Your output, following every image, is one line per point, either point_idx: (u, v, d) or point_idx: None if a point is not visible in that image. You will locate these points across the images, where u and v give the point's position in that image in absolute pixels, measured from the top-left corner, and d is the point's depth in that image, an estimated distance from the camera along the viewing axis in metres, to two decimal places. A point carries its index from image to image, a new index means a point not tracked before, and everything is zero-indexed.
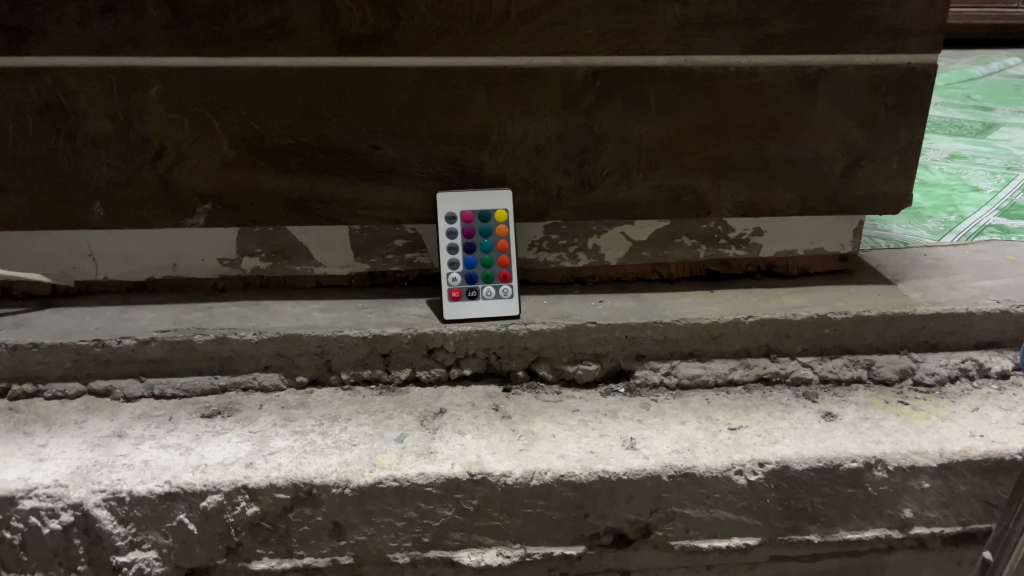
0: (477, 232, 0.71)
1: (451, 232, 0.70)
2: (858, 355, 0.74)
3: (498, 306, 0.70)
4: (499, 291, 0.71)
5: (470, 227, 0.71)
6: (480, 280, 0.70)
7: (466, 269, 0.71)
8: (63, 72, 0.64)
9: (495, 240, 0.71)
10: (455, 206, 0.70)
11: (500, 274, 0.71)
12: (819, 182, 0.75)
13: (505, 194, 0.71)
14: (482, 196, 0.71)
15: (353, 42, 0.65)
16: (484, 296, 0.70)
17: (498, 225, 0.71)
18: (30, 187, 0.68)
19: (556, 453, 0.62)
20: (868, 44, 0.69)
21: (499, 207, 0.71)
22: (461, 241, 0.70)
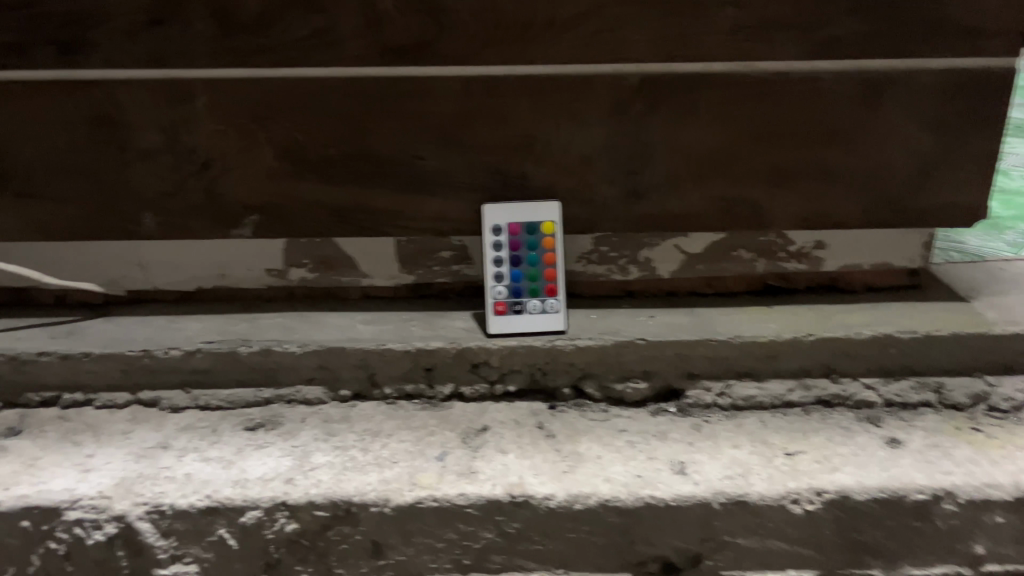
0: (523, 244, 0.69)
1: (495, 244, 0.68)
2: (927, 377, 0.70)
3: (543, 321, 0.69)
4: (545, 306, 0.69)
5: (515, 240, 0.69)
6: (526, 294, 0.69)
7: (510, 283, 0.69)
8: (114, 85, 0.65)
9: (542, 253, 0.69)
10: (500, 218, 0.68)
11: (546, 288, 0.69)
12: (886, 194, 0.70)
13: (553, 206, 0.68)
14: (528, 208, 0.68)
15: (398, 52, 0.64)
16: (529, 311, 0.69)
17: (544, 238, 0.69)
18: (83, 198, 0.69)
19: (601, 476, 0.60)
20: (940, 48, 0.64)
21: (546, 219, 0.69)
22: (506, 253, 0.69)
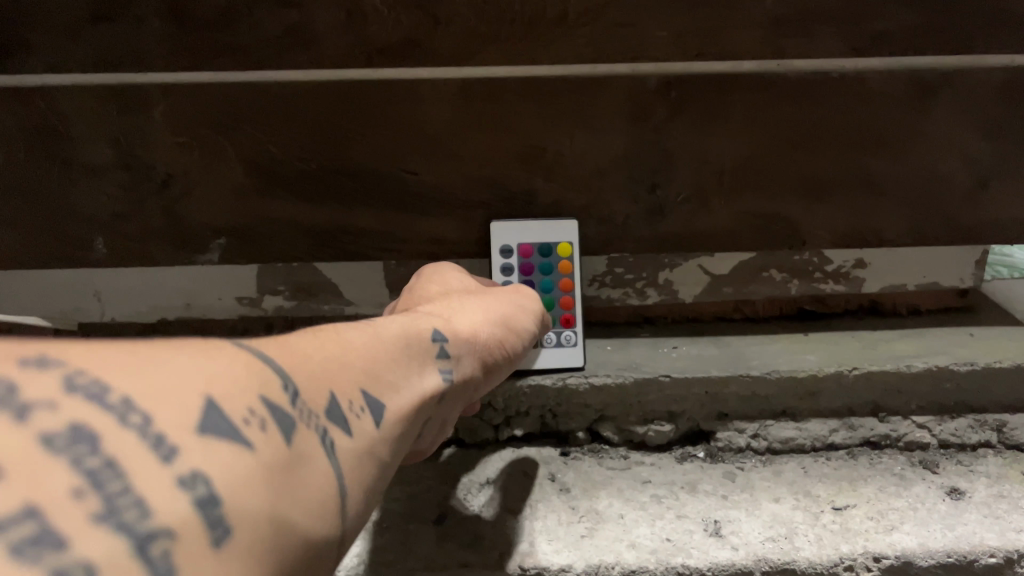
0: (534, 269, 0.61)
1: (504, 268, 0.61)
2: (986, 413, 0.62)
3: (561, 355, 0.60)
4: (562, 338, 0.60)
5: (525, 263, 0.61)
6: None
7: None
8: (56, 91, 0.56)
9: (557, 278, 0.61)
10: (508, 239, 0.61)
11: (562, 318, 0.60)
12: (936, 207, 0.63)
13: (569, 224, 0.61)
14: (540, 227, 0.61)
15: (383, 51, 0.55)
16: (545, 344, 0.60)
17: (558, 262, 0.61)
18: (21, 222, 0.60)
19: (625, 541, 0.52)
20: (1000, 44, 0.56)
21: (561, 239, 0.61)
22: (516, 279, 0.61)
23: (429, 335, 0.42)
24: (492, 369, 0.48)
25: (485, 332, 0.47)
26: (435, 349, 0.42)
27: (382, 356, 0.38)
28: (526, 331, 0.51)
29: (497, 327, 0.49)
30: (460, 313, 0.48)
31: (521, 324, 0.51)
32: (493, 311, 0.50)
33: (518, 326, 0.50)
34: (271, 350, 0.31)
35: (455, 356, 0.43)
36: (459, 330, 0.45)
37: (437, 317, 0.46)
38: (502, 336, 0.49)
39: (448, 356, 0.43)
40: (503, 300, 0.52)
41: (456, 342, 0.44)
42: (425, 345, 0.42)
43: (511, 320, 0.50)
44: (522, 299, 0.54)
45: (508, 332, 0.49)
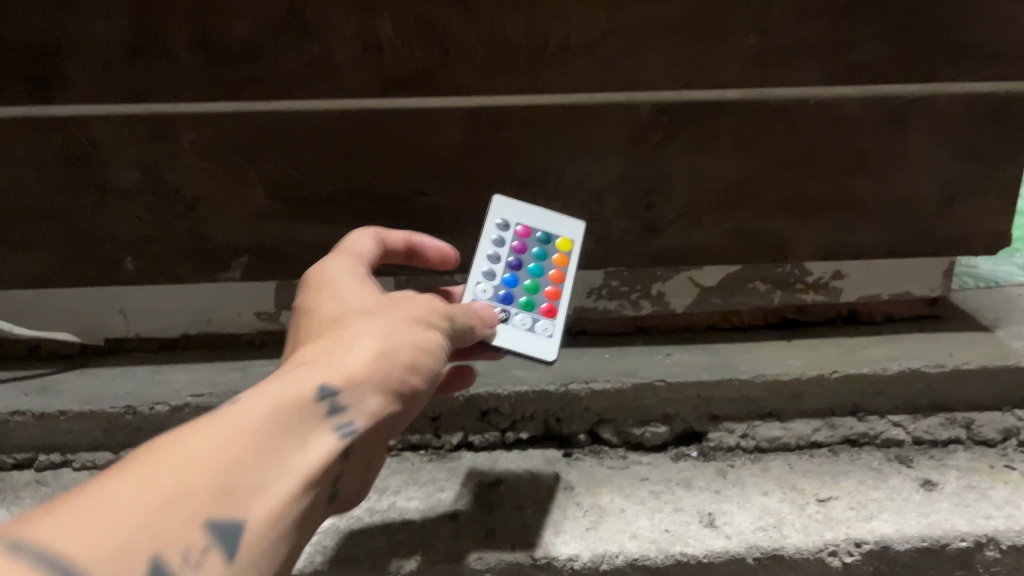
0: (531, 252, 0.61)
1: (498, 241, 0.60)
2: (956, 412, 0.67)
3: (522, 342, 0.56)
4: (531, 328, 0.57)
5: (521, 246, 0.61)
6: (517, 304, 0.58)
7: (502, 285, 0.59)
8: (90, 121, 0.60)
9: (548, 266, 0.61)
10: (511, 216, 0.62)
11: (543, 307, 0.58)
12: (908, 223, 0.68)
13: (578, 223, 0.63)
14: (544, 217, 0.62)
15: (398, 82, 0.59)
16: (508, 322, 0.56)
17: (556, 255, 0.61)
18: (54, 243, 0.64)
19: (627, 532, 0.56)
20: (965, 72, 0.61)
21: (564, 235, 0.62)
22: (506, 255, 0.60)
23: (310, 393, 0.38)
24: (413, 404, 0.44)
25: (391, 368, 0.42)
26: (319, 408, 0.38)
27: (259, 441, 0.35)
28: (437, 346, 0.45)
29: (407, 358, 0.43)
30: (360, 350, 0.41)
31: (428, 341, 0.44)
32: (396, 342, 0.42)
33: (428, 345, 0.44)
34: (53, 543, 0.28)
35: (348, 407, 0.39)
36: (352, 375, 0.40)
37: (326, 368, 0.40)
38: (411, 366, 0.43)
39: (340, 409, 0.39)
40: (406, 318, 0.44)
41: (348, 386, 0.40)
42: (308, 409, 0.38)
43: (417, 339, 0.43)
44: (430, 310, 0.46)
45: (420, 355, 0.43)
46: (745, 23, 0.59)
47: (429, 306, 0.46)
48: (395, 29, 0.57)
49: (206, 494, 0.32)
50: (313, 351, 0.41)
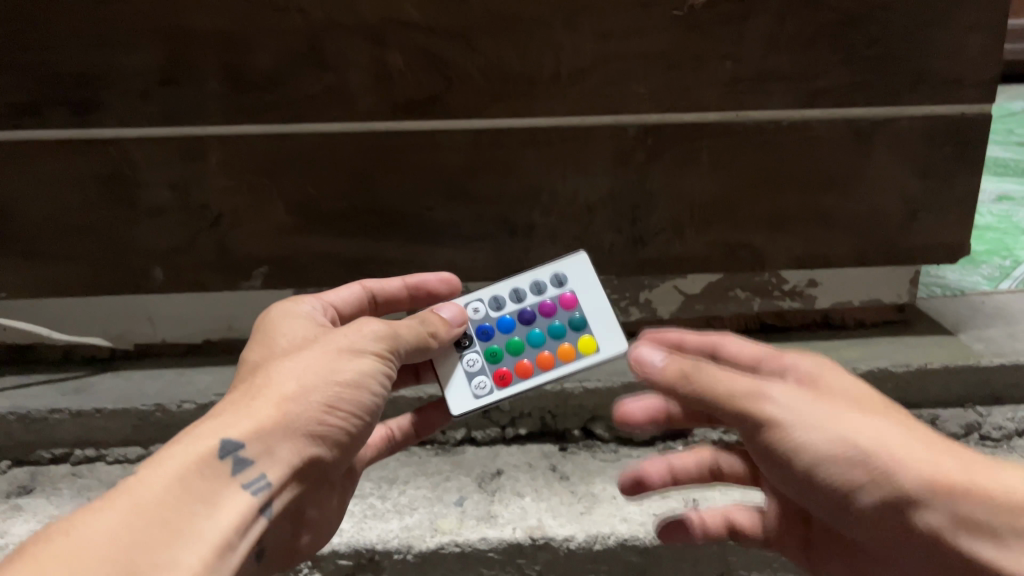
0: (558, 319, 0.59)
1: (537, 287, 0.60)
2: (922, 409, 0.73)
3: (454, 379, 0.57)
4: (469, 377, 0.57)
5: (554, 307, 0.59)
6: (485, 344, 0.58)
7: (495, 319, 0.59)
8: (125, 142, 0.65)
9: (557, 344, 0.58)
10: (570, 278, 0.60)
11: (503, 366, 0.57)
12: (874, 235, 0.74)
13: (617, 347, 0.57)
14: (596, 308, 0.58)
15: (406, 106, 0.65)
16: (461, 350, 0.57)
17: (574, 344, 0.57)
18: (91, 255, 0.70)
19: (618, 516, 0.62)
20: (922, 96, 0.68)
21: (593, 339, 0.57)
22: (530, 302, 0.59)
23: (215, 452, 0.40)
24: (338, 444, 0.46)
25: (304, 413, 0.43)
26: (225, 466, 0.40)
27: (167, 505, 0.37)
28: (366, 375, 0.47)
29: (322, 398, 0.44)
30: (272, 398, 0.43)
31: (350, 375, 0.46)
32: (309, 386, 0.44)
33: (349, 380, 0.46)
34: None
35: (264, 455, 0.41)
36: (259, 426, 0.42)
37: (236, 420, 0.42)
38: (329, 404, 0.44)
39: (250, 458, 0.41)
40: (325, 359, 0.46)
41: (256, 438, 0.41)
42: (214, 467, 0.40)
43: (335, 376, 0.45)
44: (355, 341, 0.47)
45: (341, 392, 0.45)
46: (722, 52, 0.65)
47: (356, 338, 0.48)
48: (404, 58, 0.63)
49: (110, 572, 0.33)
50: (231, 402, 0.44)
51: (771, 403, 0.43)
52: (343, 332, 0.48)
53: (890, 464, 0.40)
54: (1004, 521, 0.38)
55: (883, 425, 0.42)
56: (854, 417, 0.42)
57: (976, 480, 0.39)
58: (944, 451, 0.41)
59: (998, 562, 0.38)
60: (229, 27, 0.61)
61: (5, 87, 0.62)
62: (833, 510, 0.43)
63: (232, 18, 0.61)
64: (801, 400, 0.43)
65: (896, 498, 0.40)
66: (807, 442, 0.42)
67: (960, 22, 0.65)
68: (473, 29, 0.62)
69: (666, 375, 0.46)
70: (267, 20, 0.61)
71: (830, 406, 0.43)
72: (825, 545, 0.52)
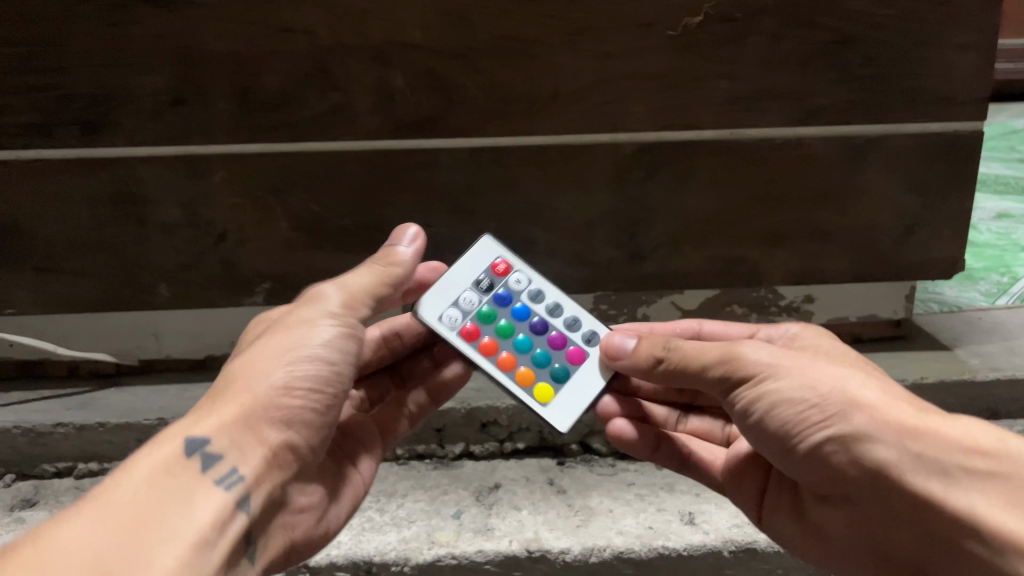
0: (555, 360, 0.58)
1: (570, 324, 0.59)
2: None
3: (449, 291, 0.59)
4: (457, 303, 0.59)
5: (561, 350, 0.59)
6: (494, 311, 0.59)
7: (522, 302, 0.60)
8: (134, 161, 0.67)
9: (534, 372, 0.58)
10: (599, 343, 0.58)
11: (490, 339, 0.58)
12: (871, 251, 0.75)
13: (561, 422, 0.56)
14: (585, 380, 0.57)
15: (409, 125, 0.67)
16: (476, 289, 0.60)
17: (537, 383, 0.57)
18: (100, 271, 0.71)
19: (614, 529, 0.62)
20: (915, 114, 0.69)
21: (553, 396, 0.57)
22: (554, 324, 0.59)
23: (180, 452, 0.41)
24: (312, 418, 0.47)
25: (264, 393, 0.45)
26: (194, 464, 0.41)
27: (136, 504, 0.38)
28: (327, 345, 0.48)
29: (279, 375, 0.46)
30: (233, 392, 0.45)
31: (306, 347, 0.47)
32: (264, 370, 0.46)
33: (305, 354, 0.47)
34: None
35: (227, 437, 0.43)
36: (222, 420, 0.43)
37: (200, 420, 0.43)
38: (288, 380, 0.46)
39: (214, 448, 0.42)
40: (277, 340, 0.47)
41: (222, 432, 0.43)
42: (182, 467, 0.41)
43: (290, 351, 0.47)
44: (307, 318, 0.49)
45: (299, 364, 0.46)
46: (718, 72, 0.66)
47: (308, 314, 0.49)
48: (407, 79, 0.65)
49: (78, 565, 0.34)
50: (197, 407, 0.45)
51: (743, 354, 0.47)
52: (293, 313, 0.50)
53: (850, 406, 0.43)
54: (952, 458, 0.41)
55: (848, 375, 0.45)
56: (819, 367, 0.45)
57: (932, 426, 0.42)
58: (902, 399, 0.44)
59: (948, 499, 0.40)
60: (237, 49, 0.63)
61: (19, 107, 0.64)
62: (789, 452, 0.46)
63: (239, 40, 0.62)
64: (772, 353, 0.47)
65: (853, 433, 0.42)
66: (777, 390, 0.45)
67: (953, 41, 0.66)
68: (474, 50, 0.64)
69: (643, 350, 0.52)
70: (274, 42, 0.63)
71: (799, 357, 0.46)
72: (772, 511, 0.56)
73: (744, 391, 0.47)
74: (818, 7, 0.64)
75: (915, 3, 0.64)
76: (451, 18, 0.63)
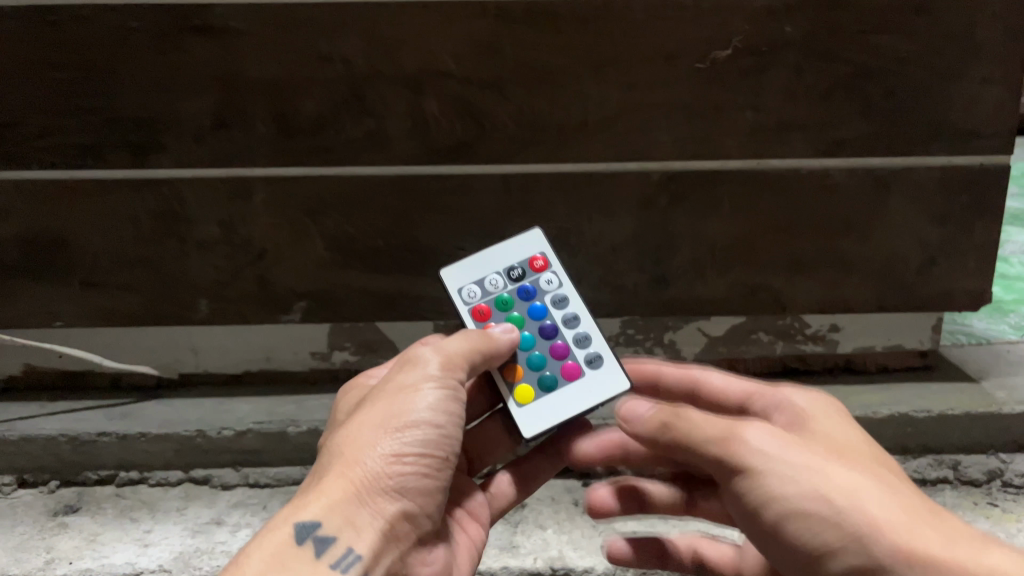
0: (550, 367, 0.59)
1: (578, 339, 0.60)
2: (943, 454, 0.74)
3: (479, 269, 0.62)
4: (482, 281, 0.62)
5: (559, 361, 0.59)
6: (501, 311, 0.61)
7: (544, 301, 0.61)
8: (179, 182, 0.70)
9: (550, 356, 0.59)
10: (564, 394, 0.58)
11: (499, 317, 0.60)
12: (894, 280, 0.76)
13: (618, 388, 0.58)
14: (567, 403, 0.58)
15: (441, 151, 0.69)
16: (505, 276, 0.62)
17: (521, 383, 0.58)
18: (143, 286, 0.74)
19: (638, 550, 0.64)
20: (938, 146, 0.70)
21: (606, 388, 0.58)
22: (564, 334, 0.60)
23: (294, 541, 0.45)
24: (425, 489, 0.49)
25: (373, 470, 0.47)
26: (308, 551, 0.44)
27: None
28: (431, 409, 0.49)
29: (387, 449, 0.48)
30: (339, 469, 0.47)
31: (410, 417, 0.49)
32: (370, 443, 0.48)
33: (413, 420, 0.49)
34: None
35: (339, 526, 0.45)
36: (332, 503, 0.46)
37: (310, 500, 0.46)
38: (397, 452, 0.48)
39: (324, 538, 0.45)
40: (381, 410, 0.49)
41: (333, 514, 0.45)
42: (295, 555, 0.44)
43: (394, 421, 0.49)
44: (406, 382, 0.51)
45: (406, 433, 0.48)
46: (742, 103, 0.67)
47: (410, 376, 0.51)
48: (440, 106, 0.67)
49: None
50: (310, 481, 0.48)
51: (745, 445, 0.45)
52: (394, 378, 0.51)
53: (870, 531, 0.41)
54: None
55: (864, 483, 0.43)
56: (833, 471, 0.43)
57: (960, 558, 0.40)
58: (926, 518, 0.42)
59: None
60: (279, 76, 0.66)
61: (73, 129, 0.67)
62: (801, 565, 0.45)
63: (280, 68, 0.65)
64: (779, 444, 0.45)
65: (876, 564, 0.41)
66: (784, 496, 0.43)
67: (975, 76, 0.67)
68: (504, 79, 0.66)
69: (656, 417, 0.49)
70: (314, 69, 0.65)
71: (806, 455, 0.44)
72: None
73: (748, 491, 0.45)
74: (841, 41, 0.65)
75: (937, 39, 0.65)
76: (482, 48, 0.65)
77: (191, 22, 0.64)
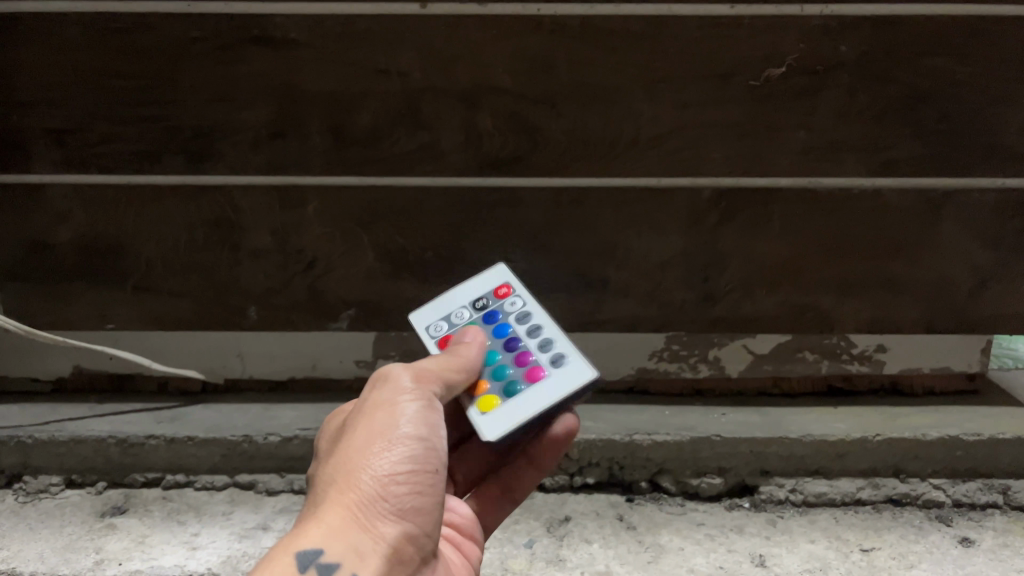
0: (514, 374, 0.57)
1: (541, 345, 0.59)
2: (993, 479, 0.73)
3: (443, 307, 0.63)
4: (448, 316, 0.63)
5: (522, 368, 0.58)
6: None
7: (508, 320, 0.61)
8: (234, 190, 0.71)
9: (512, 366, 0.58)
10: (530, 396, 0.56)
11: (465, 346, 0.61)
12: (943, 303, 0.75)
13: (586, 377, 0.56)
14: (533, 403, 0.55)
15: (493, 164, 0.69)
16: (470, 308, 0.63)
17: (484, 393, 0.56)
18: (195, 292, 0.75)
19: (685, 567, 0.63)
20: (993, 168, 0.69)
21: (572, 379, 0.56)
22: (526, 343, 0.59)
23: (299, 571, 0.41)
24: (421, 507, 0.46)
25: (367, 491, 0.45)
26: None
27: None
28: (412, 424, 0.48)
29: (379, 468, 0.45)
30: (333, 496, 0.44)
31: (396, 435, 0.47)
32: (358, 466, 0.45)
33: (396, 436, 0.47)
34: None
35: (341, 552, 0.42)
36: (332, 528, 0.43)
37: (307, 531, 0.43)
38: (389, 471, 0.46)
39: (329, 564, 0.42)
40: (364, 432, 0.47)
41: (334, 538, 0.43)
42: None
43: (380, 440, 0.46)
44: (384, 401, 0.49)
45: (394, 450, 0.46)
46: (795, 122, 0.67)
47: (386, 395, 0.49)
48: (494, 120, 0.68)
49: None
50: (303, 515, 0.45)
51: None
52: (370, 401, 0.49)
53: None
54: None
55: None
56: None
57: None
58: None
59: None
60: (335, 88, 0.66)
61: (132, 136, 0.68)
62: None
63: (338, 80, 0.66)
64: None
65: None
66: None
67: None
68: (558, 94, 0.66)
69: None
70: (370, 81, 0.66)
71: None
72: None
73: None
74: (896, 62, 0.65)
75: (994, 62, 0.65)
76: (537, 63, 0.65)
77: (252, 33, 0.65)
